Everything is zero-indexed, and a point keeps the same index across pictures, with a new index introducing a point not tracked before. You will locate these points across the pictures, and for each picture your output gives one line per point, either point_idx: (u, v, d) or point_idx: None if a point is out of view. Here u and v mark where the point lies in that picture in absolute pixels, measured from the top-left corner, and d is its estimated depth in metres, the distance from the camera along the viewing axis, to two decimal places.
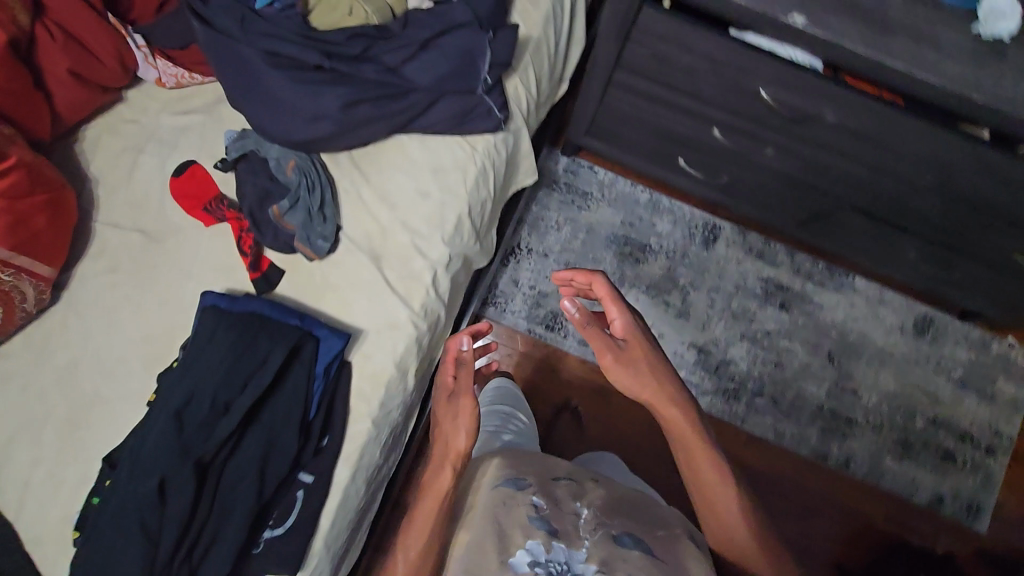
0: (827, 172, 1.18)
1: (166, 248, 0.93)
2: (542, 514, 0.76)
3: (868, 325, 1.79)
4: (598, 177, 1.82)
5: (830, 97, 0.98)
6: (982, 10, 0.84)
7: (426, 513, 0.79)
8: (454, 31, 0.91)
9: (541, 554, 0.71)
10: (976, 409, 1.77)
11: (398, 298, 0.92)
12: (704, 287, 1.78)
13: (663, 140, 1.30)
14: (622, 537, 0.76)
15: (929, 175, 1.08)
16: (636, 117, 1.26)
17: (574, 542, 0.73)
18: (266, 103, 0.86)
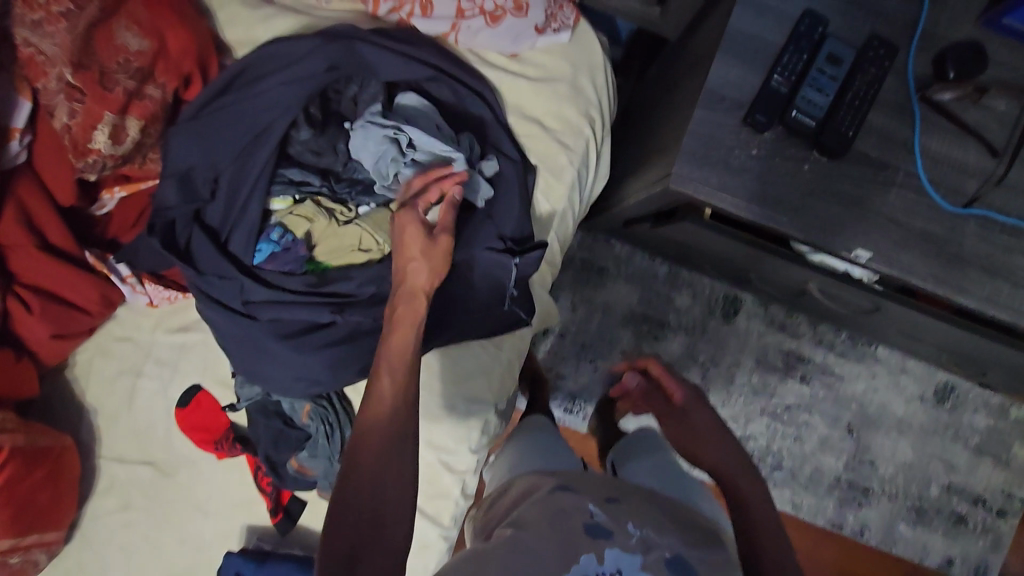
0: (863, 316, 1.07)
1: (179, 483, 0.89)
2: (597, 524, 0.66)
3: (888, 395, 1.67)
4: (615, 251, 1.58)
5: (874, 299, 0.89)
6: None
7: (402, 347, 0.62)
8: (474, 258, 0.82)
9: (594, 568, 0.61)
10: (990, 475, 1.67)
11: (427, 519, 0.92)
12: (724, 364, 1.60)
13: (685, 253, 1.17)
14: (677, 565, 0.63)
15: (972, 344, 0.98)
16: (660, 241, 1.13)
17: (626, 547, 0.63)
18: (267, 365, 0.75)
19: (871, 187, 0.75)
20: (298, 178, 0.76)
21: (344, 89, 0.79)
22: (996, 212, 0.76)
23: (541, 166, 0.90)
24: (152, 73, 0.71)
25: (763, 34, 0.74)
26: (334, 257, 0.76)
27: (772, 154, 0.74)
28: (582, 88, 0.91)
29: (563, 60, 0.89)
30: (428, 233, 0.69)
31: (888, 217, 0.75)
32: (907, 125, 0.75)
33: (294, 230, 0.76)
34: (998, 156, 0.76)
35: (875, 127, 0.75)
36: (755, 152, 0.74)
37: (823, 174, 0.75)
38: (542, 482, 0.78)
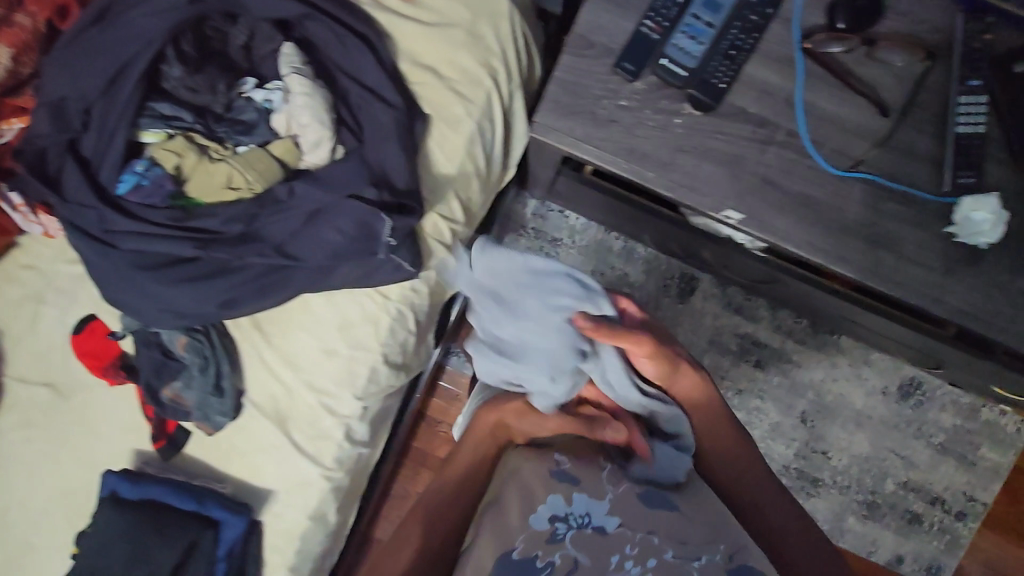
0: (786, 296, 1.01)
1: (74, 405, 0.92)
2: (564, 471, 0.65)
3: (848, 386, 1.35)
4: (571, 221, 1.34)
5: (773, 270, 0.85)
6: (955, 215, 0.69)
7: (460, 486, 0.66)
8: (347, 203, 0.81)
9: (562, 508, 0.61)
10: (952, 475, 1.34)
11: (307, 458, 0.93)
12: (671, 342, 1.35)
13: (616, 221, 1.13)
14: (653, 496, 0.65)
15: (900, 335, 0.90)
16: (580, 205, 1.10)
17: (597, 492, 0.64)
18: (134, 294, 0.76)
19: (747, 147, 0.71)
20: (168, 112, 0.79)
21: (227, 31, 0.83)
22: (885, 178, 0.70)
23: (435, 116, 0.91)
24: (22, 2, 0.75)
25: None
26: (204, 195, 0.78)
27: (642, 105, 0.71)
28: (480, 36, 0.91)
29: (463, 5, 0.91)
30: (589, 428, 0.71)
31: (764, 178, 0.71)
32: (790, 82, 0.70)
33: (163, 164, 0.78)
34: (890, 115, 0.70)
35: (756, 81, 0.70)
36: (623, 103, 0.71)
37: (694, 131, 0.71)
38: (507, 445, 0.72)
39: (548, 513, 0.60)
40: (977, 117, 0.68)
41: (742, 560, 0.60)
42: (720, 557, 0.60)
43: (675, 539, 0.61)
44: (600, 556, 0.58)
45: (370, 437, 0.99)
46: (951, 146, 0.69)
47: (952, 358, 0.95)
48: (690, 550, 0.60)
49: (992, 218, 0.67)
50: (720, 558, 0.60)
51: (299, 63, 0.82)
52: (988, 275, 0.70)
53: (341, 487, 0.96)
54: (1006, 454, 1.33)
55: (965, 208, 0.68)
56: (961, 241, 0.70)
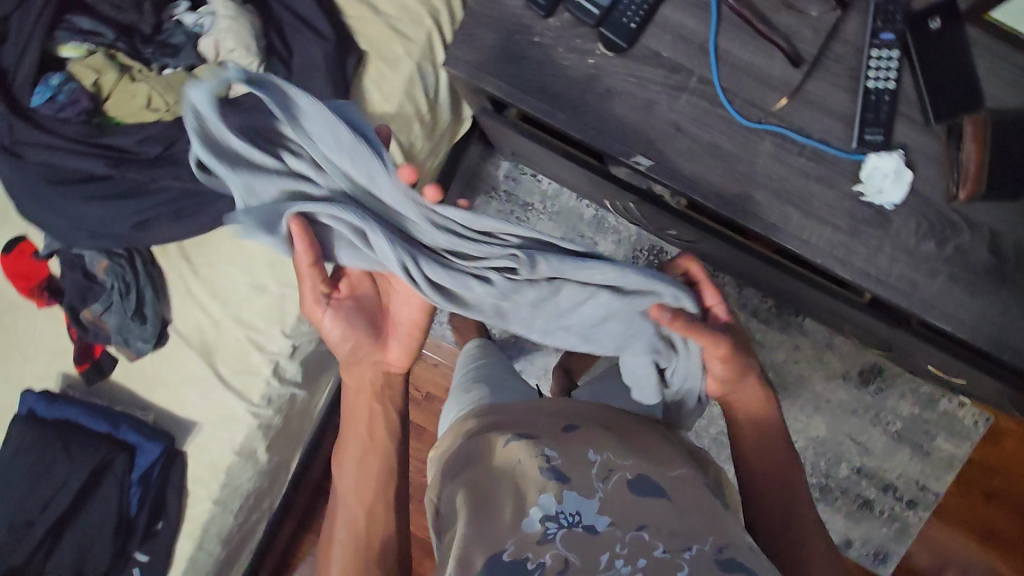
0: (741, 271, 0.98)
1: (4, 324, 0.93)
2: (552, 465, 0.57)
3: (808, 368, 1.29)
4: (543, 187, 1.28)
5: (712, 234, 0.83)
6: (864, 170, 0.68)
7: (364, 474, 0.68)
8: None
9: (553, 506, 0.53)
10: (907, 463, 1.27)
11: (233, 393, 0.92)
12: None
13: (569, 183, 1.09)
14: (642, 485, 0.57)
15: (849, 316, 0.87)
16: (529, 160, 1.08)
17: (587, 488, 0.55)
18: (48, 207, 0.78)
19: (659, 91, 0.70)
20: (87, 27, 0.80)
21: None
22: (795, 131, 0.70)
23: (372, 54, 0.93)
24: None
25: None
26: (127, 116, 0.81)
27: (555, 43, 0.71)
28: None
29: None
30: (565, 432, 0.64)
31: (676, 125, 0.70)
32: (705, 29, 0.70)
33: (80, 79, 0.79)
34: (804, 65, 0.69)
35: (672, 25, 0.71)
36: (537, 40, 0.71)
37: (607, 72, 0.70)
38: (487, 437, 0.64)
39: (539, 514, 0.52)
40: (887, 71, 0.68)
41: (734, 554, 0.51)
42: (709, 548, 0.51)
43: (667, 531, 0.52)
44: (591, 556, 0.49)
45: (307, 378, 0.98)
46: (860, 100, 0.68)
47: (907, 347, 0.91)
48: (680, 542, 0.51)
49: (892, 172, 0.68)
50: (710, 548, 0.51)
51: None
52: (896, 236, 0.69)
53: (271, 426, 0.94)
54: (963, 446, 1.26)
55: (868, 167, 0.68)
56: (867, 202, 0.69)
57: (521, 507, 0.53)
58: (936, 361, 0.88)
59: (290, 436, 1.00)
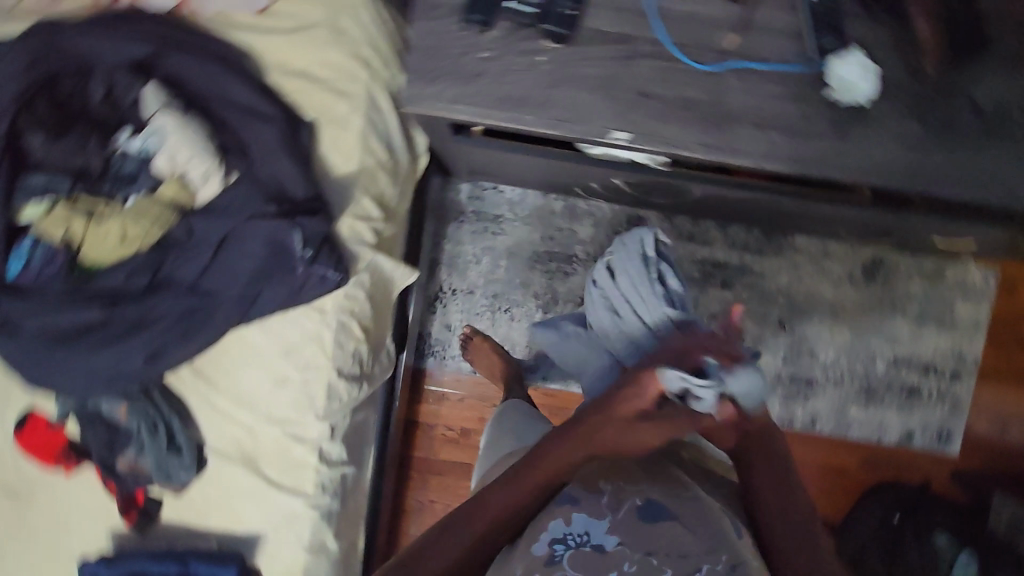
0: (708, 206, 1.06)
1: (35, 503, 0.88)
2: (560, 491, 0.70)
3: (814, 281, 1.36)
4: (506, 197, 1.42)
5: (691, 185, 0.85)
6: (830, 79, 0.69)
7: (498, 513, 0.67)
8: (253, 223, 0.80)
9: (562, 530, 0.67)
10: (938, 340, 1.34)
11: (287, 492, 0.89)
12: None
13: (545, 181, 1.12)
14: (653, 511, 0.68)
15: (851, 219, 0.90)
16: (499, 172, 1.10)
17: (595, 511, 0.68)
18: (52, 369, 0.77)
19: (616, 65, 0.71)
20: (42, 184, 0.80)
21: (91, 92, 0.83)
22: (755, 62, 0.71)
23: (321, 121, 0.91)
24: None
25: None
26: (102, 257, 0.79)
27: (503, 52, 0.71)
28: (344, 30, 0.92)
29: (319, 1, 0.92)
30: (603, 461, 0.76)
31: (640, 90, 0.71)
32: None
33: (47, 235, 0.77)
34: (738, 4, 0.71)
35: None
36: (485, 54, 0.71)
37: (562, 63, 0.71)
38: None
39: (548, 538, 0.66)
40: None
41: (744, 570, 0.63)
42: (722, 566, 0.63)
43: (674, 556, 0.65)
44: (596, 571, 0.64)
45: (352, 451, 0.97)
46: (806, 14, 0.70)
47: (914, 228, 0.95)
48: (690, 564, 0.64)
49: (861, 69, 0.68)
50: (720, 567, 0.63)
51: (165, 101, 0.84)
52: (882, 125, 0.70)
53: (332, 513, 0.92)
54: (982, 304, 1.34)
55: (835, 70, 0.69)
56: (840, 104, 0.70)
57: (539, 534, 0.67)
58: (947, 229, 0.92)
59: (353, 515, 0.98)
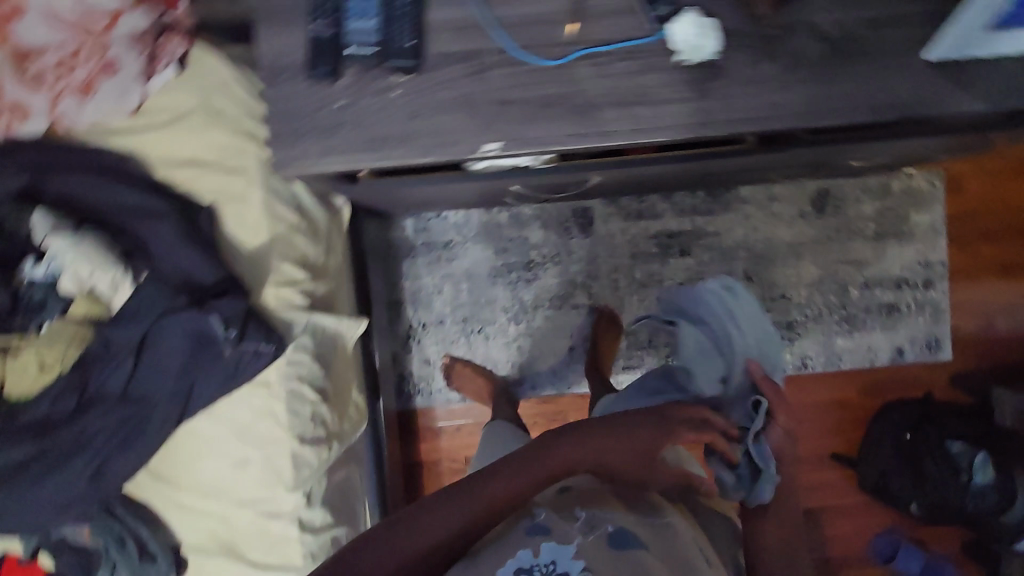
0: (622, 180, 1.09)
1: None
2: (537, 523, 0.83)
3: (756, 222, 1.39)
4: (447, 221, 1.76)
5: (580, 171, 0.87)
6: (675, 43, 0.71)
7: (505, 482, 0.86)
8: (171, 318, 0.86)
9: (528, 561, 0.77)
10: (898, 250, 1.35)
11: (278, 570, 0.95)
12: (549, 268, 1.79)
13: (464, 194, 1.14)
14: (622, 538, 0.82)
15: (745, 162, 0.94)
16: (418, 196, 1.11)
17: (564, 539, 0.80)
18: (11, 504, 0.84)
19: (468, 83, 0.72)
20: None
21: None
22: (600, 45, 0.72)
23: (218, 201, 0.97)
24: None
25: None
26: (28, 389, 0.85)
27: (356, 99, 0.72)
28: (219, 108, 0.99)
29: (194, 90, 0.99)
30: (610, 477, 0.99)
31: (501, 99, 0.72)
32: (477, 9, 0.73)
33: None
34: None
35: (446, 22, 0.72)
36: (340, 104, 0.72)
37: (418, 94, 0.72)
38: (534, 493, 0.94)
39: (514, 566, 0.76)
40: None
41: None
42: None
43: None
44: None
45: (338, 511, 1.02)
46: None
47: (821, 155, 0.97)
48: None
49: (700, 27, 0.70)
50: None
51: (53, 227, 0.88)
52: (735, 73, 0.73)
53: None
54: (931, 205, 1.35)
55: (676, 34, 0.71)
56: (692, 63, 0.72)
57: (506, 561, 0.77)
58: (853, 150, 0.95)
59: None
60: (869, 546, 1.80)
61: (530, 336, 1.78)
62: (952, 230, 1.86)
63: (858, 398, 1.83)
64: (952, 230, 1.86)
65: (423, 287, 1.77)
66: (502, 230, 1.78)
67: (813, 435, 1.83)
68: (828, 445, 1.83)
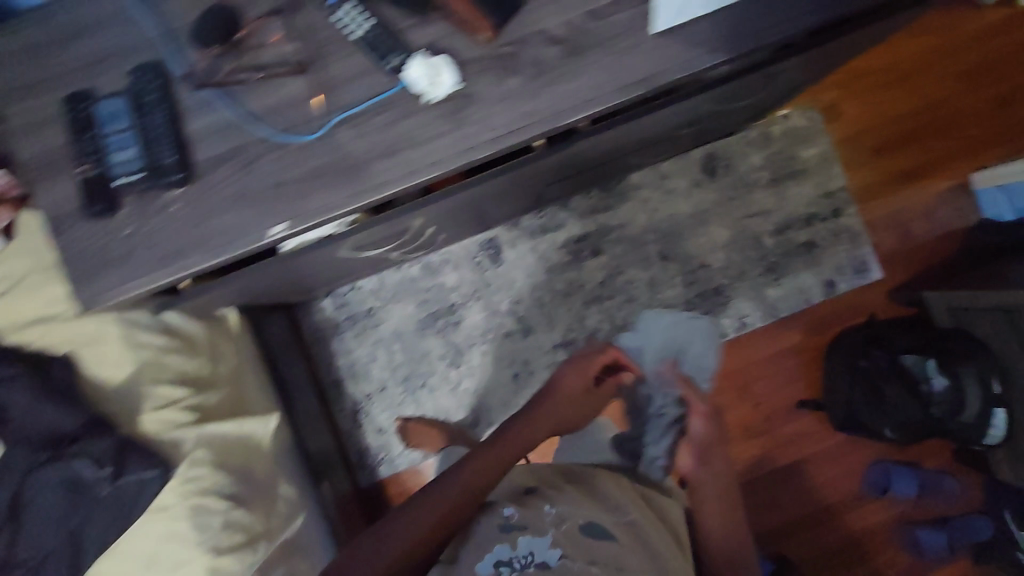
0: (464, 208, 1.18)
1: None
2: (513, 522, 1.00)
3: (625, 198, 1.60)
4: (364, 291, 1.78)
5: (399, 216, 0.99)
6: (412, 87, 0.88)
7: (473, 479, 1.09)
8: (41, 473, 0.94)
9: (508, 554, 0.94)
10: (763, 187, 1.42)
11: None
12: (477, 305, 1.80)
13: (331, 266, 1.22)
14: (590, 528, 0.99)
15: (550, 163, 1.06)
16: (286, 281, 1.20)
17: (540, 532, 0.97)
18: None
19: None
20: None
21: None
22: (350, 107, 0.90)
23: (73, 348, 1.03)
24: None
25: (72, 148, 0.94)
26: None
27: (139, 219, 0.91)
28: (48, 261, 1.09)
29: (24, 256, 1.10)
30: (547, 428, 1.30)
31: None
32: (259, 106, 0.92)
33: None
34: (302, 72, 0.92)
35: (209, 132, 0.92)
36: (127, 231, 0.91)
37: (192, 198, 0.91)
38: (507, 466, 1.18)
39: (495, 560, 0.94)
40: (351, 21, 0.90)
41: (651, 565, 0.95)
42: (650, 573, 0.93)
43: (605, 566, 0.92)
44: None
45: None
46: (364, 50, 0.90)
47: (620, 140, 1.09)
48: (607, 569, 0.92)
49: (425, 68, 0.87)
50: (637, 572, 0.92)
51: None
52: (485, 95, 0.88)
53: None
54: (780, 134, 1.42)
55: (411, 81, 0.88)
56: (434, 99, 0.89)
57: (483, 556, 0.95)
58: (644, 128, 1.06)
59: None
60: (863, 481, 1.81)
61: (473, 377, 1.79)
62: (845, 158, 1.89)
63: (804, 341, 1.85)
64: (846, 157, 1.89)
65: (357, 359, 1.78)
66: (417, 282, 1.79)
67: (774, 389, 1.84)
68: (792, 397, 1.84)
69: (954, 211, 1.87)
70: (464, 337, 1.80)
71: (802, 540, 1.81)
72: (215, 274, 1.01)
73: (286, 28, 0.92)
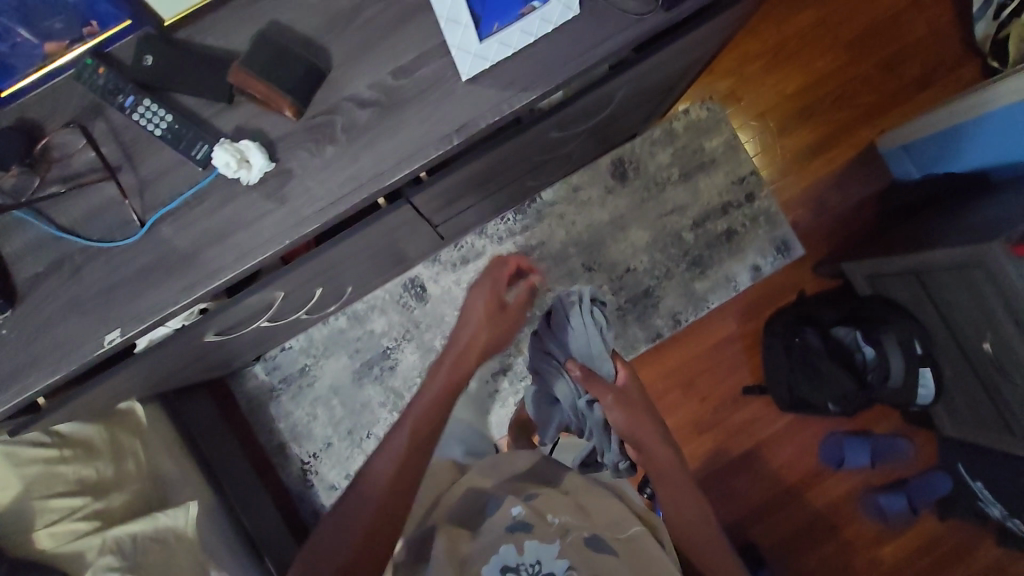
0: (342, 267, 1.19)
1: None
2: (522, 523, 1.03)
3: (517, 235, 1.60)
4: (294, 352, 1.76)
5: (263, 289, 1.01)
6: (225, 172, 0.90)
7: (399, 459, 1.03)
8: None
9: (513, 560, 0.97)
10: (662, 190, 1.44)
11: None
12: (409, 347, 1.79)
13: (226, 343, 1.23)
14: (593, 542, 1.02)
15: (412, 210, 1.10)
16: (180, 365, 1.20)
17: (547, 539, 1.00)
18: None
19: None
20: None
21: None
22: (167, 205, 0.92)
23: None
24: None
25: None
26: None
27: None
28: None
29: None
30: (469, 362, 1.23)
31: None
32: (74, 220, 0.93)
33: None
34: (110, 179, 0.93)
35: (36, 254, 0.93)
36: None
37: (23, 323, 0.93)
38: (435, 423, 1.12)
39: (501, 564, 0.97)
40: (153, 118, 0.90)
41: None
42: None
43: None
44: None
45: None
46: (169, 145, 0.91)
47: (479, 176, 1.12)
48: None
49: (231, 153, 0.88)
50: None
51: None
52: (305, 171, 0.92)
53: None
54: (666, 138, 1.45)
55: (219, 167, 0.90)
56: (252, 182, 0.91)
57: (491, 559, 0.98)
58: (499, 162, 1.09)
59: None
60: (821, 455, 1.81)
61: None
62: (750, 143, 1.92)
63: (741, 328, 1.86)
64: (752, 143, 1.92)
65: (298, 421, 1.76)
66: (346, 333, 1.78)
67: (719, 378, 1.84)
68: (738, 384, 1.84)
69: (867, 178, 1.91)
70: (402, 382, 1.78)
71: (770, 525, 1.81)
72: (71, 382, 1.05)
73: (90, 135, 0.93)
